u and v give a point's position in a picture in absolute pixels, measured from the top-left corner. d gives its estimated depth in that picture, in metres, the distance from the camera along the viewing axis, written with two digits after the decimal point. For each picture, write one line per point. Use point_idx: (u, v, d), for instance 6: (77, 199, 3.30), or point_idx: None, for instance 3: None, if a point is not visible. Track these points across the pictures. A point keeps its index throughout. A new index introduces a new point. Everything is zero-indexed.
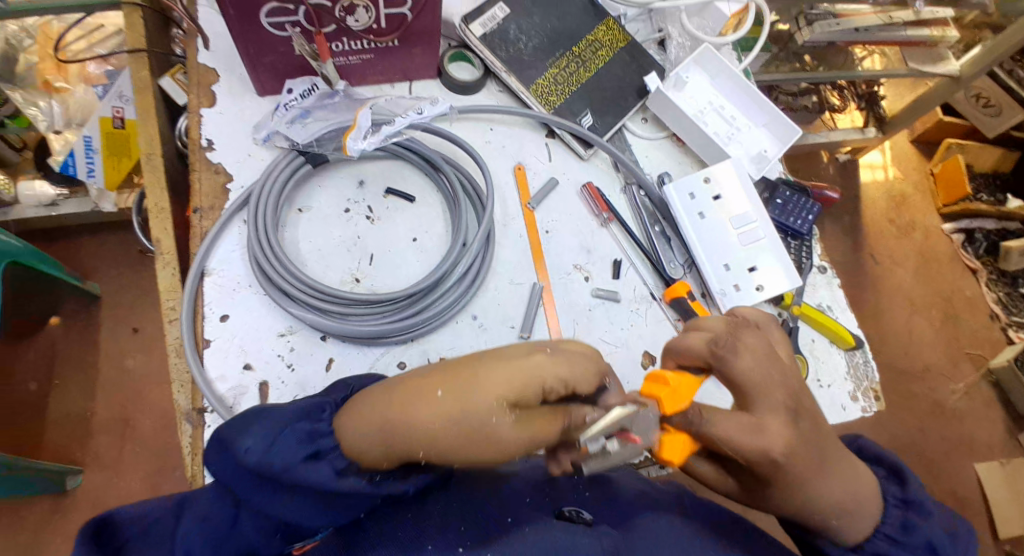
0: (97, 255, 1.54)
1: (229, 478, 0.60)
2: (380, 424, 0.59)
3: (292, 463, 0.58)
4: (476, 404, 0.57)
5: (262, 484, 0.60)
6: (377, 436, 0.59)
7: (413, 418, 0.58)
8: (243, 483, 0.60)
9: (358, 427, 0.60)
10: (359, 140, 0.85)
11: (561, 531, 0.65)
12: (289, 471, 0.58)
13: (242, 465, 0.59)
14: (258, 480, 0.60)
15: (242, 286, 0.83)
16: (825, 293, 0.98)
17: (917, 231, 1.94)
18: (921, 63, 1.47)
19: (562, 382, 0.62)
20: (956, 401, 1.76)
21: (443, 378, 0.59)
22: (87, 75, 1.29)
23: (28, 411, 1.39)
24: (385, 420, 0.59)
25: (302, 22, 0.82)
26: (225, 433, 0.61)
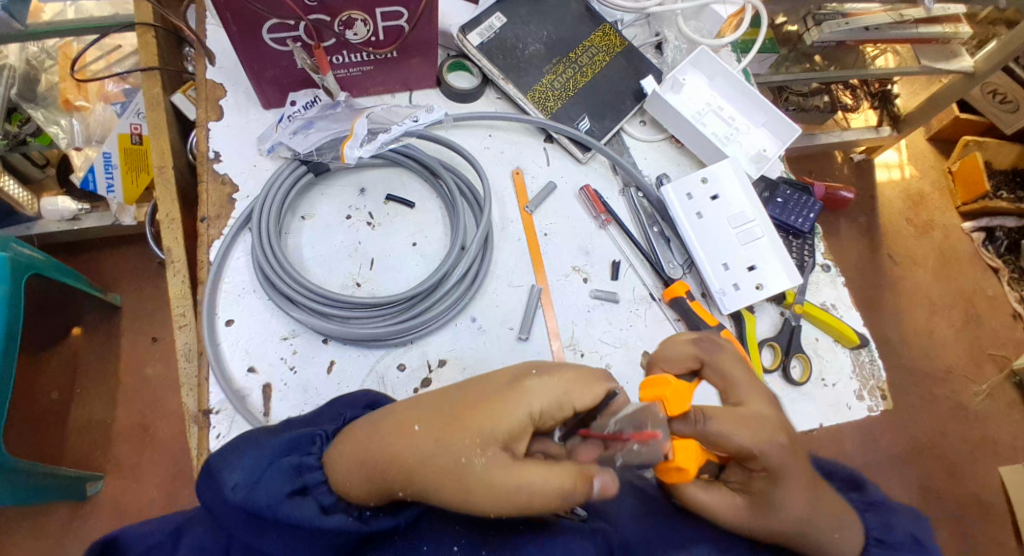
0: (118, 267, 1.58)
1: (218, 514, 0.62)
2: (367, 456, 0.62)
3: (277, 498, 0.62)
4: (457, 440, 0.59)
5: (251, 521, 0.62)
6: (363, 471, 0.62)
7: (393, 454, 0.60)
8: (232, 521, 0.62)
9: (345, 462, 0.63)
10: (355, 148, 0.88)
11: (559, 535, 0.66)
12: (273, 506, 0.61)
13: (229, 501, 0.62)
14: (248, 515, 0.62)
15: (249, 292, 0.86)
16: (829, 292, 0.98)
17: (935, 230, 1.91)
18: (934, 60, 1.43)
19: (554, 407, 0.63)
20: (978, 403, 1.73)
21: (429, 416, 0.61)
22: (105, 94, 1.35)
23: (50, 419, 1.44)
24: (370, 454, 0.61)
25: (302, 36, 0.84)
26: (214, 463, 0.64)
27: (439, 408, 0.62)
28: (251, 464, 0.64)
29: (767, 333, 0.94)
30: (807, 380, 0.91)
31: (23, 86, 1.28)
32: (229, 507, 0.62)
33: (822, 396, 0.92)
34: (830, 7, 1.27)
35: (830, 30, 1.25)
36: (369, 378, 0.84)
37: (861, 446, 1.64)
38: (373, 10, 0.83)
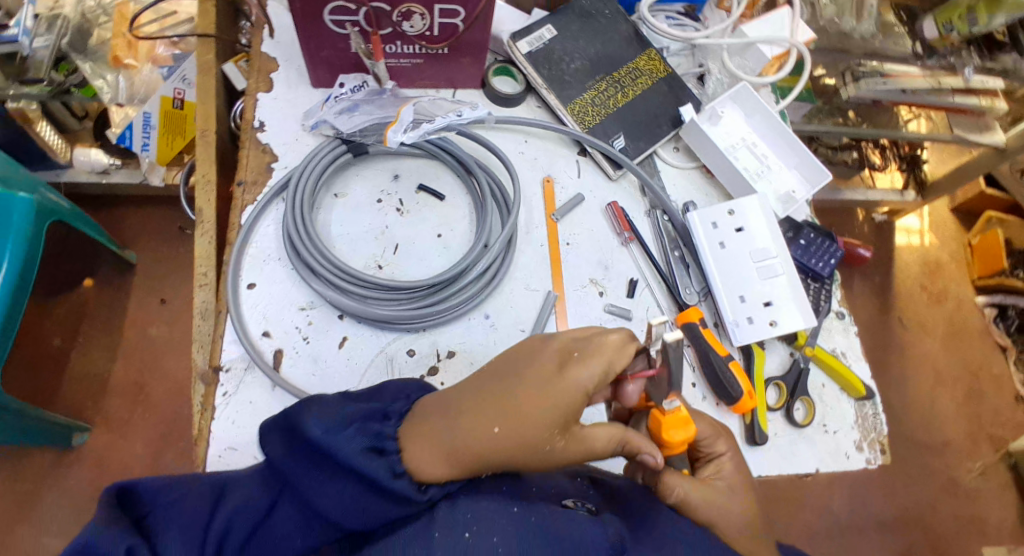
0: (140, 225, 1.61)
1: (286, 455, 0.63)
2: (448, 438, 0.64)
3: (352, 451, 0.62)
4: (535, 432, 0.65)
5: (317, 470, 0.62)
6: (444, 452, 0.63)
7: (477, 451, 0.64)
8: (299, 465, 0.63)
9: (425, 440, 0.64)
10: (399, 133, 0.90)
11: (569, 525, 0.63)
12: (347, 458, 0.61)
13: (306, 442, 0.63)
14: (315, 462, 0.63)
15: (272, 259, 0.88)
16: (840, 340, 0.99)
17: (949, 300, 1.91)
18: (968, 131, 1.44)
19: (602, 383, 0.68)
20: (971, 479, 1.72)
21: (497, 404, 0.65)
22: (154, 55, 1.37)
23: (51, 364, 1.45)
24: (451, 451, 0.63)
25: (361, 22, 0.86)
26: (294, 412, 0.66)
27: (499, 397, 0.65)
28: (335, 418, 0.65)
29: (775, 372, 0.95)
30: (809, 423, 0.92)
31: (74, 37, 1.33)
32: (295, 452, 0.63)
33: (822, 442, 0.92)
34: (869, 64, 1.28)
35: (867, 87, 1.27)
36: (377, 359, 0.85)
37: (846, 505, 1.63)
38: (432, 6, 0.86)
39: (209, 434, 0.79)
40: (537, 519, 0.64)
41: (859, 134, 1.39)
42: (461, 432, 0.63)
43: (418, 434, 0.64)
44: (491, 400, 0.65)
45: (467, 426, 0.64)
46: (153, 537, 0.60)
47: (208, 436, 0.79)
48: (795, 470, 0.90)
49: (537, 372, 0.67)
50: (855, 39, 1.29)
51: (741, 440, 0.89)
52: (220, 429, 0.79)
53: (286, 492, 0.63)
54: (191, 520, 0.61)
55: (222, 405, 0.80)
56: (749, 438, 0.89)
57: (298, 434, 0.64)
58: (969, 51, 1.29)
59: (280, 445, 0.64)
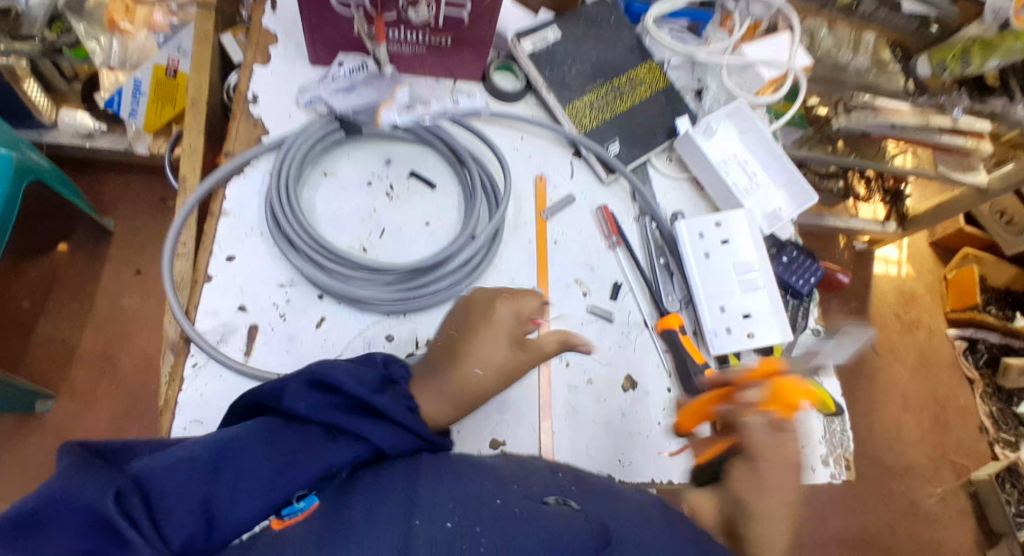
0: (121, 193, 1.58)
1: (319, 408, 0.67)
2: (442, 386, 0.77)
3: (391, 405, 0.71)
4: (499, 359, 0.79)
5: (353, 420, 0.68)
6: (440, 396, 0.76)
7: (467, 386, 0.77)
8: (331, 416, 0.68)
9: (426, 393, 0.76)
10: (392, 109, 0.90)
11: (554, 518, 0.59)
12: (388, 411, 0.70)
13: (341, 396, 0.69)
14: (350, 412, 0.68)
15: (254, 233, 0.87)
16: (815, 357, 1.00)
17: (921, 330, 1.95)
18: (951, 168, 1.49)
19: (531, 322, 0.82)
20: (932, 506, 1.75)
21: (463, 353, 0.78)
22: (150, 22, 1.32)
23: (16, 327, 1.42)
24: (450, 390, 0.76)
25: (366, 4, 0.85)
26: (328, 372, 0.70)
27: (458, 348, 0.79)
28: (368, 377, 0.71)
29: None
30: None
31: None
32: (330, 403, 0.68)
33: None
34: (862, 97, 1.31)
35: (858, 118, 1.31)
36: (354, 341, 0.84)
37: (811, 526, 1.65)
38: None
39: (176, 404, 0.78)
40: (519, 509, 0.60)
41: (847, 164, 1.43)
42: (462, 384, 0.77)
43: (421, 389, 0.76)
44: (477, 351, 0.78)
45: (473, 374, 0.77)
46: (151, 483, 0.58)
47: (174, 407, 0.77)
48: None
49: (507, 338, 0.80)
50: (850, 72, 1.28)
51: None
52: (186, 401, 0.78)
53: (314, 441, 0.65)
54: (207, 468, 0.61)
55: (191, 376, 0.79)
56: None
57: (333, 387, 0.69)
58: (959, 92, 1.30)
59: (319, 395, 0.69)
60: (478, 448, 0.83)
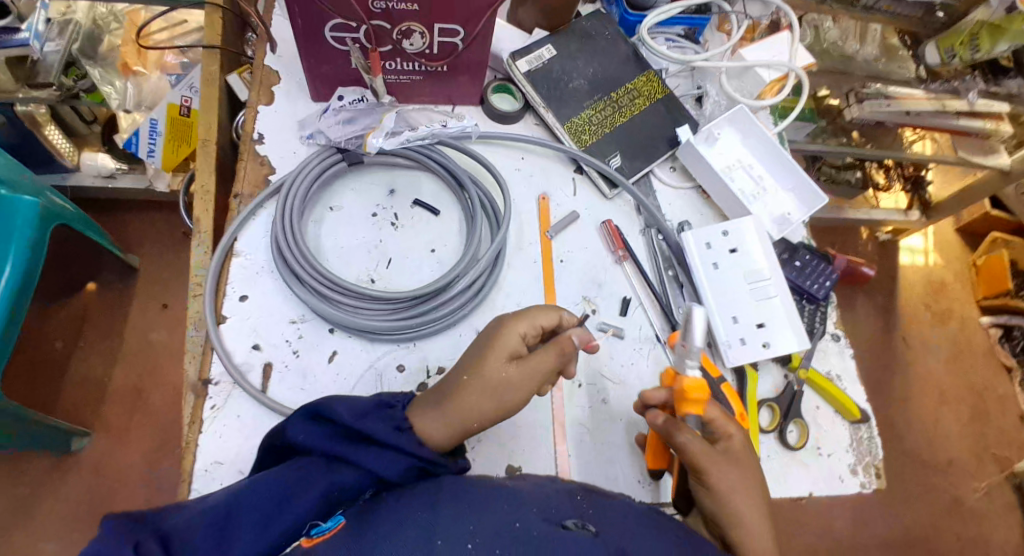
0: (143, 232, 1.62)
1: (316, 439, 0.68)
2: (438, 405, 0.73)
3: (383, 431, 0.69)
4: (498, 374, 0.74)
5: (350, 449, 0.67)
6: (439, 415, 0.72)
7: (463, 404, 0.72)
8: (328, 447, 0.68)
9: (428, 413, 0.73)
10: (378, 138, 0.91)
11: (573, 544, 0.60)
12: (381, 436, 0.68)
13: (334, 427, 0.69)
14: (345, 442, 0.68)
15: (265, 271, 0.88)
16: (836, 362, 0.98)
17: (952, 320, 1.90)
18: (971, 154, 1.47)
19: (536, 328, 0.78)
20: (974, 501, 1.70)
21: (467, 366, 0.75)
22: (162, 63, 1.39)
23: (50, 368, 1.46)
24: (449, 410, 0.72)
25: (361, 39, 0.87)
26: (321, 402, 0.70)
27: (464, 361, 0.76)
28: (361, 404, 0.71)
29: (767, 394, 0.95)
30: (802, 446, 0.92)
31: (85, 44, 1.33)
32: (325, 434, 0.68)
33: (816, 465, 0.91)
34: (874, 86, 1.28)
35: (871, 109, 1.27)
36: (367, 373, 0.85)
37: (849, 527, 1.61)
38: (432, 25, 0.86)
39: (198, 446, 0.79)
40: (538, 534, 0.61)
41: (865, 155, 1.40)
42: (460, 411, 0.72)
43: (421, 411, 0.73)
44: (480, 366, 0.74)
45: (475, 396, 0.73)
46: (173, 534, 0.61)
47: (196, 448, 0.79)
48: (787, 493, 0.89)
49: (506, 356, 0.75)
50: (857, 62, 1.29)
51: None
52: (206, 442, 0.79)
53: (313, 473, 0.66)
54: (212, 513, 0.64)
55: (210, 418, 0.80)
56: None
57: (327, 418, 0.69)
58: (974, 75, 1.28)
59: (320, 425, 0.69)
60: (496, 471, 0.83)
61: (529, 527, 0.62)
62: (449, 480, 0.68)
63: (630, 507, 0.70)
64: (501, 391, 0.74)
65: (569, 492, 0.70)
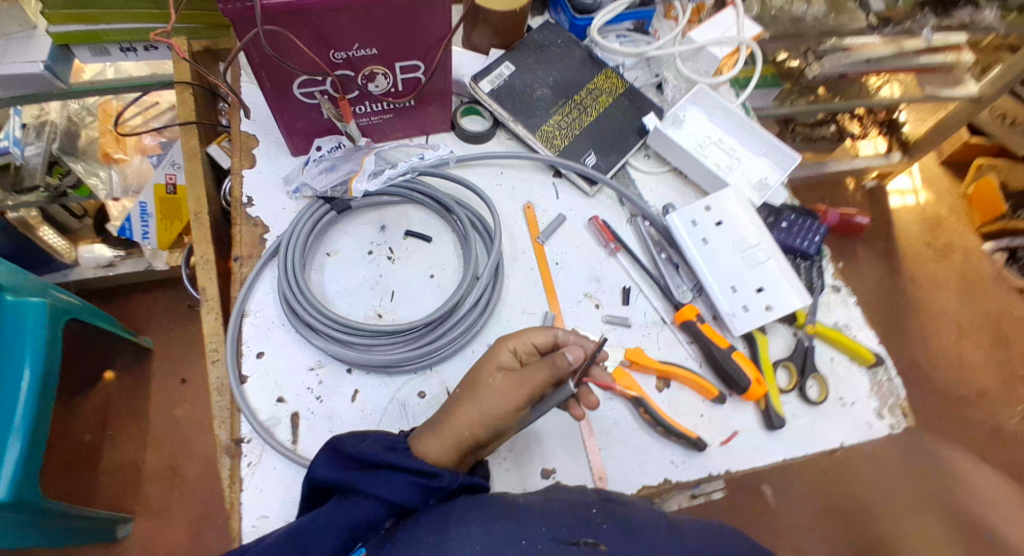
0: (150, 312, 1.65)
1: (326, 474, 0.73)
2: (436, 427, 0.77)
3: (385, 455, 0.74)
4: (489, 384, 0.78)
5: (356, 475, 0.72)
6: (441, 438, 0.76)
7: (454, 422, 0.76)
8: (338, 479, 0.72)
9: (434, 436, 0.76)
10: (361, 182, 0.95)
11: None
12: (380, 457, 0.73)
13: (342, 459, 0.74)
14: (350, 475, 0.72)
15: (277, 325, 0.91)
16: (841, 312, 1.00)
17: (955, 253, 1.93)
18: (937, 88, 1.52)
19: (530, 346, 0.81)
20: (1014, 427, 1.70)
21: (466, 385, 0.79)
22: (142, 146, 1.45)
23: (82, 462, 1.49)
24: (451, 431, 0.76)
25: (329, 90, 0.91)
26: (337, 442, 0.76)
27: (472, 382, 0.79)
28: (369, 439, 0.76)
29: (781, 355, 0.97)
30: (824, 399, 0.93)
31: (64, 141, 1.36)
32: (334, 469, 0.73)
33: (840, 415, 0.93)
34: (830, 42, 1.30)
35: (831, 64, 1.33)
36: (390, 405, 0.88)
37: None
38: (392, 64, 0.90)
39: (241, 504, 0.81)
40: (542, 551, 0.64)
41: (832, 108, 1.46)
42: (454, 426, 0.76)
43: (426, 435, 0.77)
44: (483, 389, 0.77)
45: (472, 409, 0.76)
46: None
47: (239, 507, 0.81)
48: (817, 447, 0.91)
49: (501, 366, 0.79)
50: (808, 22, 1.23)
51: (759, 426, 0.91)
52: (248, 499, 0.82)
53: (327, 513, 0.70)
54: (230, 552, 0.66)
55: (248, 474, 0.83)
56: (767, 423, 0.90)
57: (339, 456, 0.74)
58: (925, 12, 1.27)
59: (332, 459, 0.74)
60: (531, 482, 0.85)
61: (533, 543, 0.64)
62: (474, 503, 0.69)
63: (650, 512, 0.70)
64: (497, 404, 0.76)
65: (585, 504, 0.70)
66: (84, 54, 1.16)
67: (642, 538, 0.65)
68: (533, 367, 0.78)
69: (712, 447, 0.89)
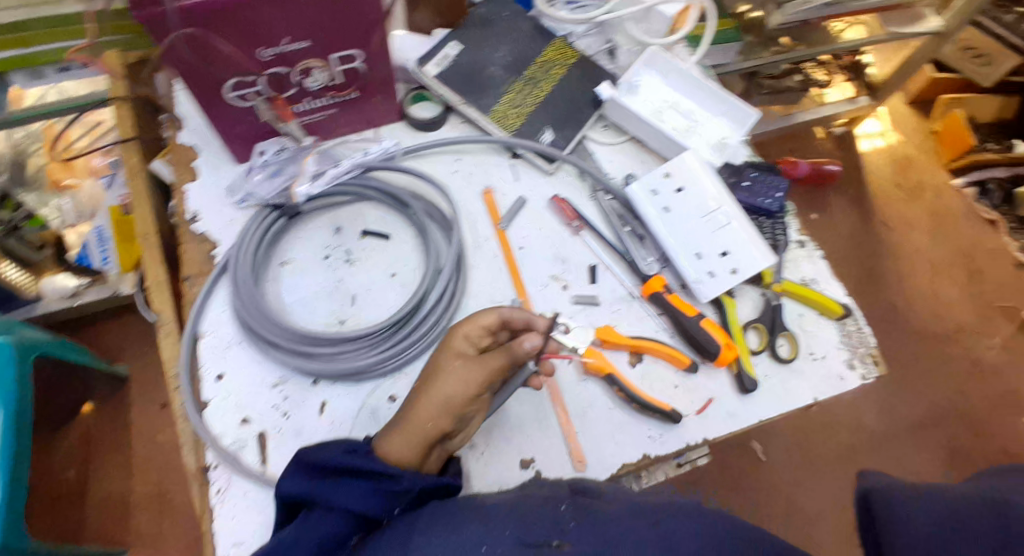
0: (117, 339, 1.60)
1: (288, 488, 0.69)
2: (398, 425, 0.74)
3: (349, 461, 0.70)
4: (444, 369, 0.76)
5: (319, 487, 0.68)
6: (405, 439, 0.73)
7: (417, 419, 0.74)
8: (302, 493, 0.68)
9: (400, 435, 0.73)
10: (302, 184, 0.91)
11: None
12: (343, 464, 0.70)
13: (304, 470, 0.70)
14: (313, 487, 0.68)
15: (234, 343, 0.87)
16: (808, 267, 0.99)
17: (927, 191, 1.92)
18: (900, 26, 1.49)
19: (479, 329, 0.79)
20: (999, 360, 1.70)
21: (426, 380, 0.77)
22: (91, 168, 1.37)
23: (67, 498, 1.45)
24: (415, 430, 0.73)
25: (264, 90, 0.86)
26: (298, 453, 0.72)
27: (428, 377, 0.77)
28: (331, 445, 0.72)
29: (750, 316, 0.95)
30: (796, 356, 0.92)
31: (12, 172, 1.36)
32: (297, 482, 0.69)
33: (813, 371, 0.91)
34: None
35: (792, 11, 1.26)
36: (360, 413, 0.85)
37: (883, 418, 1.60)
38: (328, 57, 0.86)
39: (212, 532, 0.78)
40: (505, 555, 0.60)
41: (793, 57, 1.43)
42: (416, 423, 0.73)
43: (390, 435, 0.74)
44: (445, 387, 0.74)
45: (434, 402, 0.74)
46: None
47: (213, 536, 0.78)
48: (791, 405, 0.89)
49: (461, 353, 0.77)
50: None
51: (733, 391, 0.89)
52: (221, 527, 0.79)
53: (293, 534, 0.66)
54: None
55: (218, 502, 0.79)
56: (740, 387, 0.88)
57: (302, 467, 0.70)
58: None
59: (297, 468, 0.70)
60: (512, 475, 0.82)
61: (496, 547, 0.61)
62: (448, 507, 0.67)
63: (627, 498, 0.68)
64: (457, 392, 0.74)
65: (553, 501, 0.67)
66: (21, 79, 1.11)
67: (617, 525, 0.62)
68: (490, 354, 0.77)
69: (687, 417, 0.87)
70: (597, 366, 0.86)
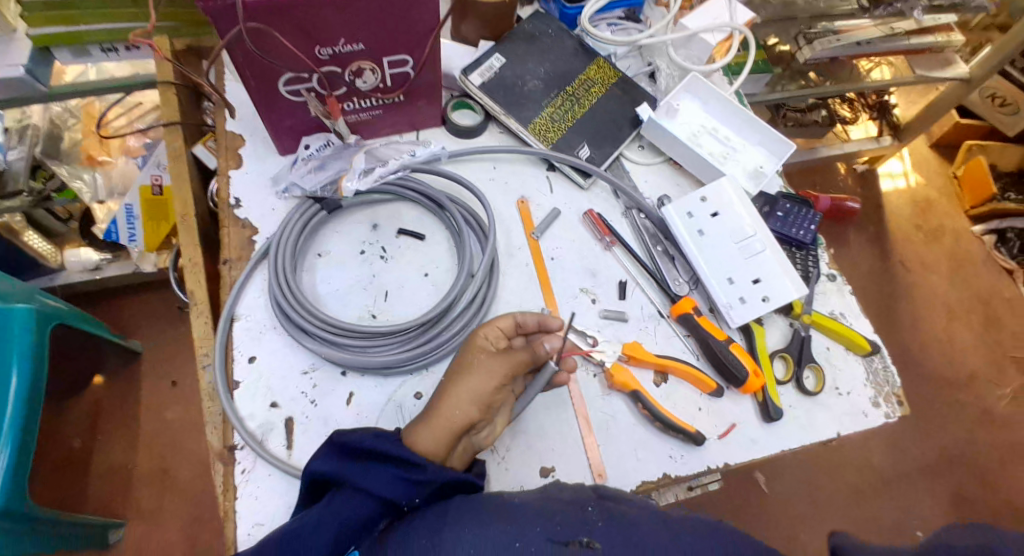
0: (137, 316, 1.62)
1: (318, 467, 0.72)
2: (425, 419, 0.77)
3: (377, 446, 0.72)
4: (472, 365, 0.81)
5: (348, 469, 0.71)
6: (434, 432, 0.76)
7: (447, 411, 0.77)
8: (330, 472, 0.71)
9: (427, 427, 0.76)
10: (352, 180, 0.93)
11: None
12: (371, 448, 0.72)
13: (334, 452, 0.73)
14: (341, 468, 0.71)
15: (268, 329, 0.89)
16: (837, 302, 1.00)
17: (946, 236, 1.93)
18: (931, 69, 1.48)
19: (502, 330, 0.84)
20: (1005, 408, 1.70)
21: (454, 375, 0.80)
22: (126, 148, 1.42)
23: (73, 467, 1.47)
24: (444, 422, 0.76)
25: (316, 87, 0.89)
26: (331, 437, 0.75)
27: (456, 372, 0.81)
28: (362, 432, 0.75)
29: (777, 345, 0.96)
30: (821, 390, 0.93)
31: (46, 145, 1.34)
32: (326, 462, 0.72)
33: (838, 405, 0.93)
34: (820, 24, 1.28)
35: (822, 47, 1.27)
36: (386, 407, 0.86)
37: (887, 458, 1.61)
38: (380, 60, 0.88)
39: (234, 514, 0.80)
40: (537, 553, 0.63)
41: (823, 92, 1.45)
42: (444, 417, 0.76)
43: (419, 427, 0.76)
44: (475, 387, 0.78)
45: (462, 397, 0.78)
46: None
47: (234, 516, 0.80)
48: (816, 439, 0.91)
49: (485, 348, 0.82)
50: None
51: (757, 419, 0.90)
52: (243, 507, 0.80)
53: (319, 513, 0.68)
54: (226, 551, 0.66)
55: (243, 481, 0.81)
56: (765, 416, 0.90)
57: (334, 450, 0.73)
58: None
59: (328, 450, 0.73)
60: (530, 482, 0.84)
61: (528, 546, 0.63)
62: (471, 505, 0.68)
63: (646, 510, 0.69)
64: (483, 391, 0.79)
65: (579, 502, 0.69)
66: (64, 56, 1.13)
67: (640, 529, 0.65)
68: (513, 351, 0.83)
69: (711, 440, 0.88)
70: (624, 382, 0.88)
